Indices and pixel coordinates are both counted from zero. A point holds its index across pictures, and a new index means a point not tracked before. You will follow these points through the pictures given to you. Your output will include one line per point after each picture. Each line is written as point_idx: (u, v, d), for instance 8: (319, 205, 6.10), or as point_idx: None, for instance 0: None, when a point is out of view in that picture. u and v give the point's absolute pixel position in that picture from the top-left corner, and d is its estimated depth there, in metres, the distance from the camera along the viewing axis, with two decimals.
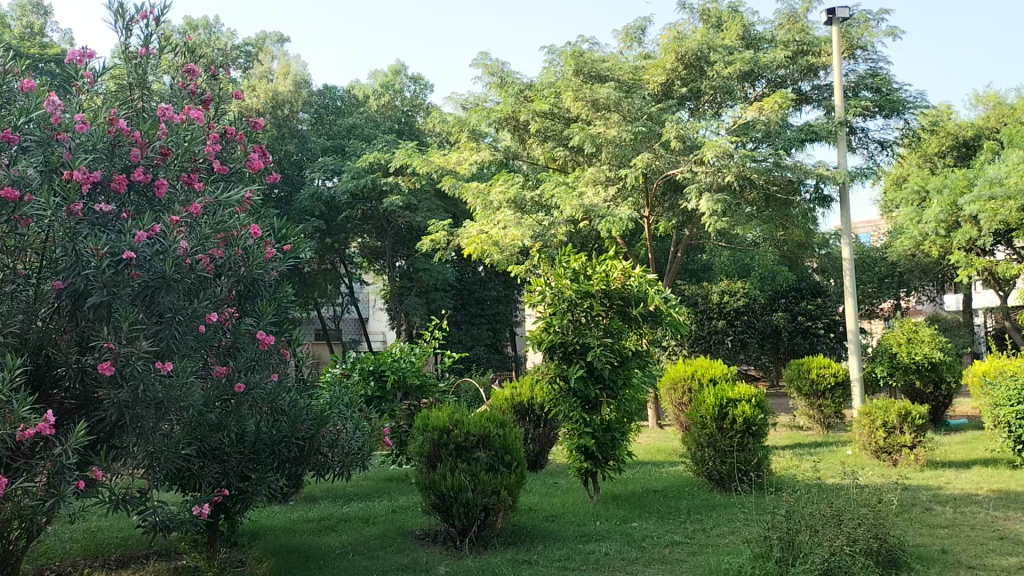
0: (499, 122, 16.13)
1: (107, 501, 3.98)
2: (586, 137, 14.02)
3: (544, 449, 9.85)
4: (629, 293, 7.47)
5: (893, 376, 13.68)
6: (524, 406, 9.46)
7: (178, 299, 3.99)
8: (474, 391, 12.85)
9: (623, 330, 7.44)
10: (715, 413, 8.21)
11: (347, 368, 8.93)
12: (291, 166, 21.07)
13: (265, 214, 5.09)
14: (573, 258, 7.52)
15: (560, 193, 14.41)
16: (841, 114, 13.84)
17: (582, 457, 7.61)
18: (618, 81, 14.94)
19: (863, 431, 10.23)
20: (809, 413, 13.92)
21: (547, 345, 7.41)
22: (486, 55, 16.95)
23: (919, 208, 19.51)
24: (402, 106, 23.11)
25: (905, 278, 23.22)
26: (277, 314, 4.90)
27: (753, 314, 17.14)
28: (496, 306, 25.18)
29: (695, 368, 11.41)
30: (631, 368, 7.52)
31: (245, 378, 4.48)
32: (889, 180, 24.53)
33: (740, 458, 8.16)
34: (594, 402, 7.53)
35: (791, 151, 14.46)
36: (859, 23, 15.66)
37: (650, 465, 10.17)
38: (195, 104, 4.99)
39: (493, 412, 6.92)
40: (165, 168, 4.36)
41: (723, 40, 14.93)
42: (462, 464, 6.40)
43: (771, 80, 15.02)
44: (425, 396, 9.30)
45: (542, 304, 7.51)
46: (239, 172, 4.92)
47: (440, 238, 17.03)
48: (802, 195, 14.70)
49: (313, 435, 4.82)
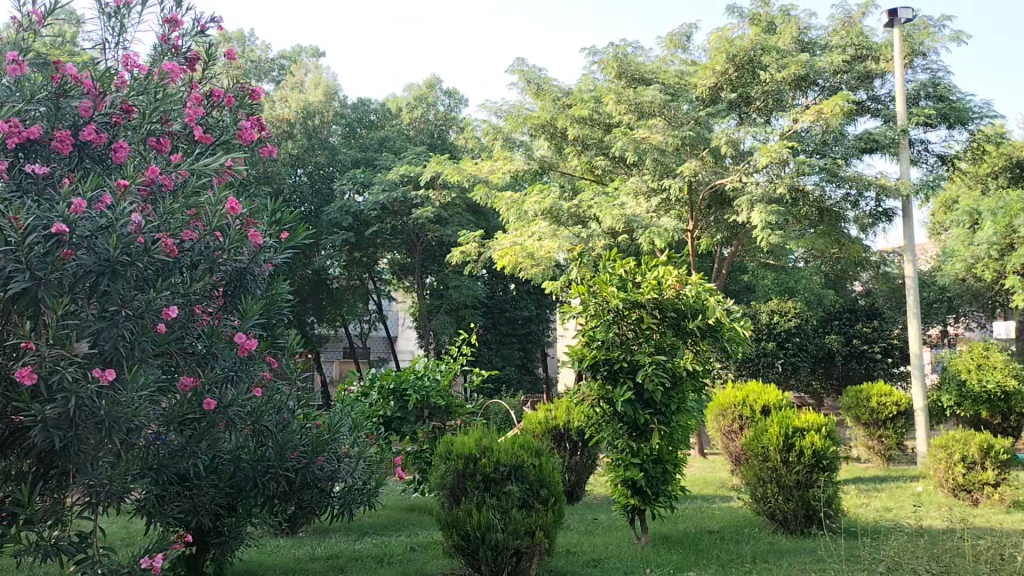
0: (536, 129, 15.28)
1: (32, 550, 3.10)
2: (630, 143, 13.04)
3: (582, 479, 8.83)
4: (683, 304, 6.46)
5: (961, 406, 12.54)
6: (560, 431, 8.52)
7: (130, 287, 3.07)
8: (504, 414, 11.84)
9: (678, 345, 6.44)
10: (780, 444, 7.17)
11: (365, 385, 8.06)
12: (321, 179, 20.35)
13: (256, 193, 4.23)
14: (619, 264, 6.58)
15: (600, 203, 13.49)
16: (903, 121, 12.77)
17: (628, 492, 6.57)
18: (664, 85, 13.94)
19: (938, 466, 9.08)
20: (868, 444, 12.72)
21: (589, 363, 6.44)
22: (523, 61, 16.13)
23: (971, 231, 18.17)
24: (436, 121, 22.26)
25: (955, 304, 21.91)
26: (268, 313, 3.98)
27: (805, 336, 15.95)
28: (528, 326, 24.17)
29: (746, 394, 10.32)
30: (685, 391, 6.51)
31: (216, 394, 3.50)
32: (938, 202, 23.24)
33: (810, 495, 7.10)
34: (643, 429, 6.55)
35: (849, 161, 13.40)
36: (920, 28, 14.55)
37: (699, 501, 9.10)
38: (178, 63, 4.14)
39: (527, 439, 5.98)
40: (127, 129, 3.51)
41: (778, 42, 13.93)
42: (490, 499, 5.50)
43: (825, 86, 13.95)
44: (451, 419, 8.37)
45: (583, 317, 6.56)
46: (226, 142, 4.02)
47: (471, 251, 16.11)
48: (862, 208, 13.57)
49: (306, 465, 3.88)
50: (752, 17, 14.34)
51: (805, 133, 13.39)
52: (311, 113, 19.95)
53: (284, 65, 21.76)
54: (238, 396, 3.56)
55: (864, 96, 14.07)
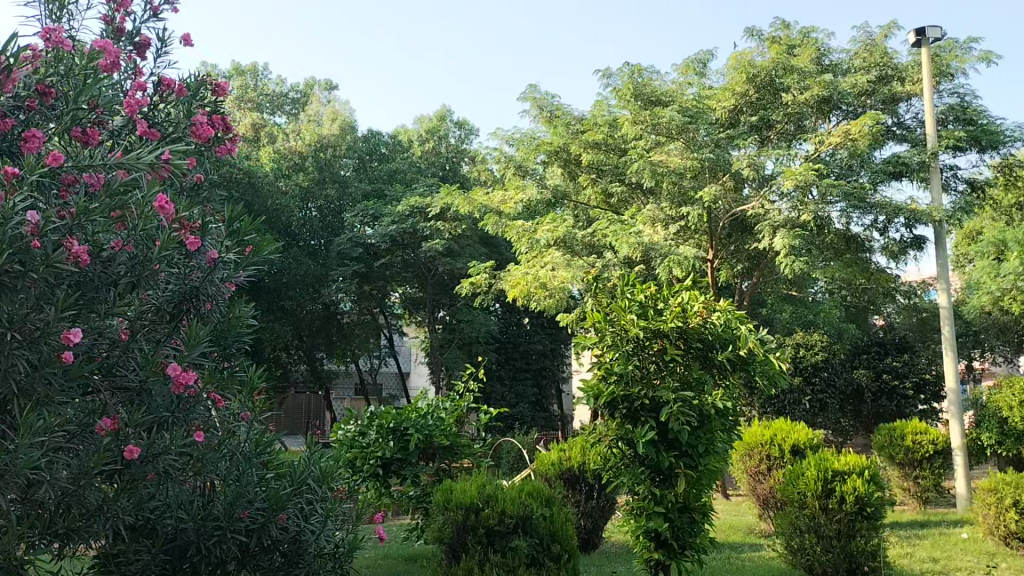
0: (549, 155, 14.69)
1: None
2: (646, 166, 12.40)
3: (599, 526, 8.06)
4: (711, 334, 5.73)
5: (1003, 445, 11.65)
6: (575, 473, 7.85)
7: (23, 302, 2.48)
8: (515, 454, 11.12)
9: (705, 381, 5.71)
10: (819, 489, 6.46)
11: (362, 424, 7.40)
12: (331, 212, 19.89)
13: (210, 200, 3.59)
14: (639, 288, 5.88)
15: (616, 232, 12.69)
16: (934, 143, 12.04)
17: (651, 545, 5.83)
18: (681, 108, 13.15)
19: (987, 512, 8.18)
20: (903, 486, 11.82)
21: (606, 400, 5.73)
22: (537, 87, 15.53)
23: (998, 262, 17.27)
24: (446, 153, 21.70)
25: (982, 337, 21.02)
26: (221, 341, 3.31)
27: (834, 371, 15.14)
28: (542, 361, 23.43)
29: (774, 432, 9.53)
30: (715, 431, 5.76)
31: (142, 439, 2.83)
32: (963, 234, 22.55)
33: (853, 546, 6.32)
34: (667, 475, 5.80)
35: (878, 185, 12.70)
36: (947, 50, 13.90)
37: (727, 550, 8.32)
38: (124, 47, 3.54)
39: (537, 485, 5.29)
40: (45, 115, 2.94)
41: (798, 63, 13.13)
42: (495, 556, 4.82)
43: (849, 110, 13.25)
44: (456, 460, 7.66)
45: (600, 349, 5.86)
46: (176, 138, 3.40)
47: (482, 282, 15.45)
48: (892, 234, 12.81)
49: (262, 525, 3.22)
50: (771, 39, 13.62)
51: (829, 157, 12.71)
52: (323, 146, 19.38)
53: (298, 98, 21.82)
54: (175, 442, 2.88)
55: (889, 119, 13.41)
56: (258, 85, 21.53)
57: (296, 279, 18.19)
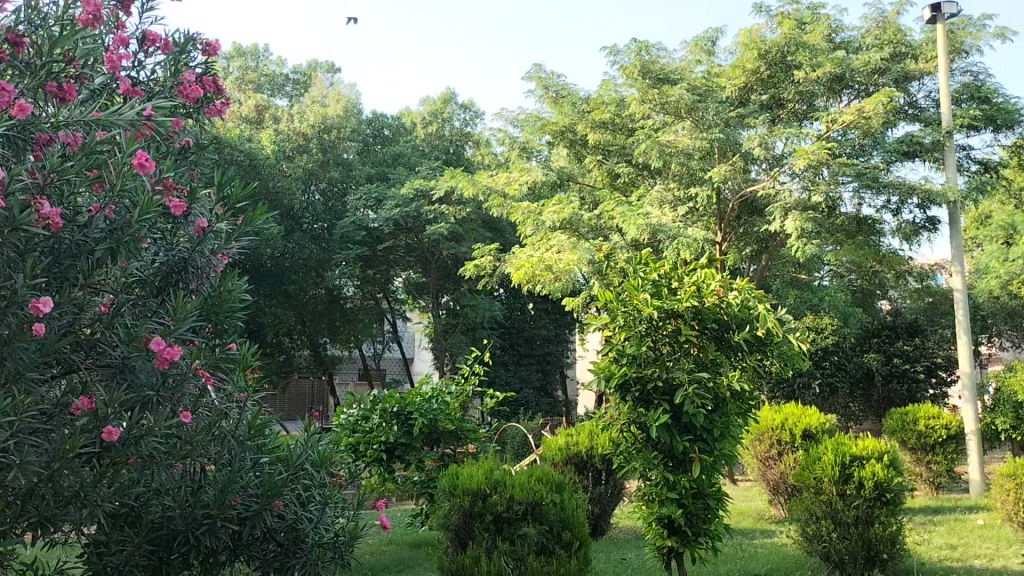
0: (554, 135, 14.40)
1: None
2: (654, 146, 12.09)
3: (607, 512, 7.86)
4: (727, 314, 5.49)
5: (1018, 429, 11.42)
6: (582, 458, 7.62)
7: None
8: (519, 440, 10.90)
9: (721, 363, 5.48)
10: (836, 475, 6.24)
11: (364, 409, 7.18)
12: (333, 195, 19.60)
13: (199, 165, 3.35)
14: (652, 267, 5.64)
15: (622, 213, 12.35)
16: (949, 121, 11.64)
17: (663, 532, 5.60)
18: (689, 86, 12.83)
19: (1005, 497, 7.81)
20: (915, 471, 11.56)
21: (618, 382, 5.48)
22: (541, 67, 15.33)
23: (1008, 246, 17.01)
24: (450, 136, 21.41)
25: (992, 323, 20.76)
26: (212, 316, 3.07)
27: (844, 355, 14.88)
28: (546, 346, 23.21)
29: (784, 416, 9.30)
30: (731, 415, 5.53)
31: (124, 420, 2.62)
32: (971, 218, 22.23)
33: (871, 533, 6.09)
34: (681, 460, 5.55)
35: (891, 165, 12.41)
36: (961, 27, 13.54)
37: (739, 537, 8.11)
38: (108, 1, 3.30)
39: (547, 470, 5.07)
40: (17, 68, 2.71)
41: (810, 40, 12.80)
42: (502, 543, 4.61)
43: (860, 89, 12.93)
44: (460, 445, 7.44)
45: (611, 330, 5.61)
46: (162, 97, 3.17)
47: (486, 266, 15.19)
48: (904, 215, 12.54)
49: (256, 513, 3.01)
50: (781, 15, 13.25)
51: (840, 137, 12.41)
52: (327, 127, 19.30)
53: (299, 80, 21.54)
54: (158, 424, 2.65)
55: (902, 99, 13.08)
56: (259, 67, 21.23)
57: (299, 263, 17.92)
